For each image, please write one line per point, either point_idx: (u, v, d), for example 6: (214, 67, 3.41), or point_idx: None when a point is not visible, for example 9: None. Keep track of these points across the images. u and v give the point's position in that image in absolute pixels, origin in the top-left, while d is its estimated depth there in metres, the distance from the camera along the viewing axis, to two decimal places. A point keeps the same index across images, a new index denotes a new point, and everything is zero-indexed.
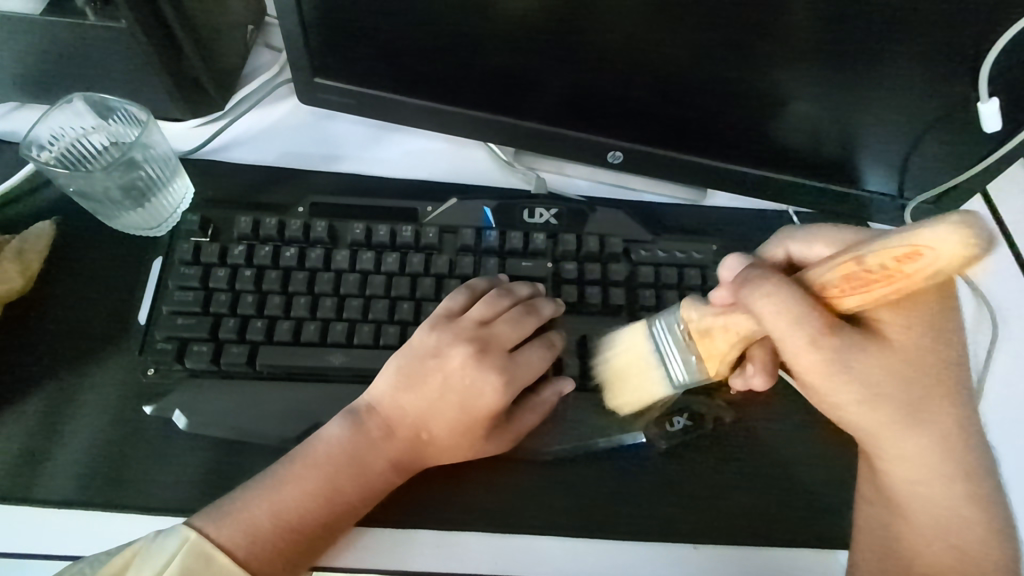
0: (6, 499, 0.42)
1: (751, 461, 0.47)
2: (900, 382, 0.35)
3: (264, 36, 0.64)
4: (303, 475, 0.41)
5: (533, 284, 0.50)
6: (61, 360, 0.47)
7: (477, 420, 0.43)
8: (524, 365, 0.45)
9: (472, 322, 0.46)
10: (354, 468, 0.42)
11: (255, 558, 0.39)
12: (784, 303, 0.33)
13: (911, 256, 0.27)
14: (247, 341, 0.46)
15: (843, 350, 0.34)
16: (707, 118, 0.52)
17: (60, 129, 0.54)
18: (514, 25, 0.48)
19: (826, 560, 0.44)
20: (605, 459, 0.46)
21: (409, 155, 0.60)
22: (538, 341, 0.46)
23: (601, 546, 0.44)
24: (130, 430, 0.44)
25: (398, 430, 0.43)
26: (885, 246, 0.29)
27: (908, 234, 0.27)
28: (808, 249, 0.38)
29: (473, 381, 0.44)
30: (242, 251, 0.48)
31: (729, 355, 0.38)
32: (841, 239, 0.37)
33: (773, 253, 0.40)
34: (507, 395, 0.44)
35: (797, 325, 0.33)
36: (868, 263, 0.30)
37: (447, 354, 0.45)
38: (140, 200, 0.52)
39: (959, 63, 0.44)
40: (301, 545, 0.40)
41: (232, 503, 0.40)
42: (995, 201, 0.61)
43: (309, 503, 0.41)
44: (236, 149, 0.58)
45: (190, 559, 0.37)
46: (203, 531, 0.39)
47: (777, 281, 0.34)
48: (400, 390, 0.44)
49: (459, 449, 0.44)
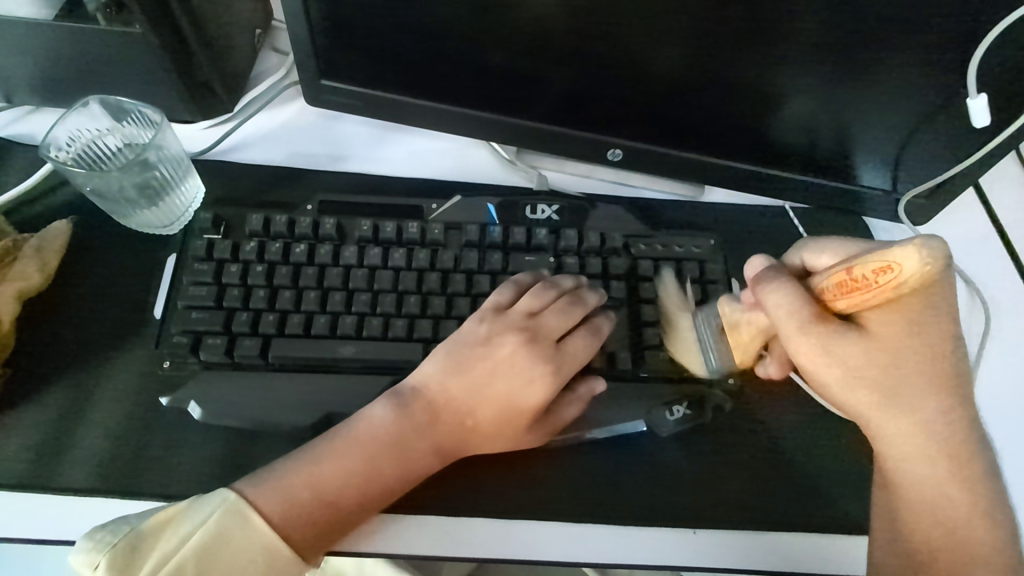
0: (30, 487, 0.43)
1: (749, 447, 0.48)
2: (886, 372, 0.38)
3: (271, 40, 0.66)
4: (346, 452, 0.43)
5: (577, 277, 0.52)
6: (79, 354, 0.48)
7: (522, 404, 0.46)
8: (571, 354, 0.48)
9: (520, 313, 0.49)
10: (396, 449, 0.44)
11: (290, 526, 0.40)
12: (788, 297, 0.39)
13: (883, 269, 0.34)
14: (259, 334, 0.47)
15: (835, 339, 0.38)
16: (704, 115, 0.53)
17: (77, 131, 0.56)
18: (514, 27, 0.49)
19: (823, 544, 0.45)
20: (607, 447, 0.48)
21: (414, 154, 0.61)
22: (584, 328, 0.49)
23: (604, 531, 0.45)
24: (146, 421, 0.46)
25: (443, 414, 0.45)
26: (866, 260, 0.35)
27: (887, 253, 0.34)
28: (817, 257, 0.41)
29: (523, 367, 0.47)
30: (254, 248, 0.50)
31: (749, 347, 0.46)
32: (847, 249, 0.40)
33: (790, 260, 0.43)
34: (556, 383, 0.47)
35: (791, 316, 0.39)
36: (854, 272, 0.36)
37: (498, 342, 0.48)
38: (154, 199, 0.53)
39: (948, 59, 0.46)
40: (334, 517, 0.41)
41: (272, 473, 0.42)
42: (988, 194, 0.62)
43: (348, 479, 0.42)
44: (245, 150, 0.60)
45: (228, 519, 0.39)
46: (242, 494, 0.40)
47: (787, 280, 0.40)
48: (448, 375, 0.46)
49: (501, 436, 0.46)
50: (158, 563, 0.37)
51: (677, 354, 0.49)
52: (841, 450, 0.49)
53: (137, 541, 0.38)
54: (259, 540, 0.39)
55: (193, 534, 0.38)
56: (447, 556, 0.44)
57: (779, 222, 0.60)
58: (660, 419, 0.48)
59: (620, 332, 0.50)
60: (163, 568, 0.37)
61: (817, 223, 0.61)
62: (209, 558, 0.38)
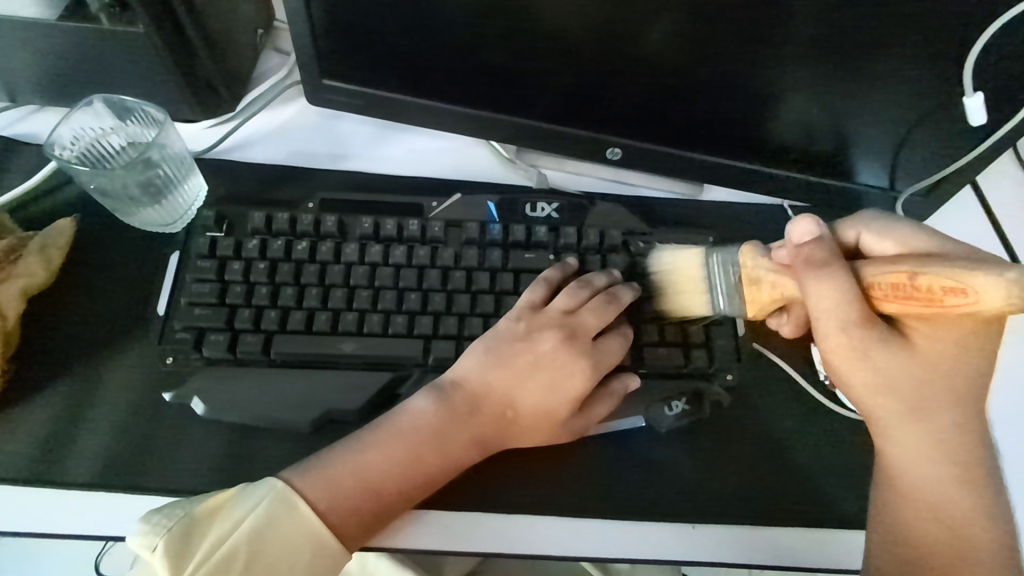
0: (35, 481, 0.44)
1: (747, 443, 0.49)
2: (904, 382, 0.39)
3: (273, 40, 0.66)
4: (388, 442, 0.44)
5: (609, 273, 0.52)
6: (83, 350, 0.49)
7: (562, 401, 0.46)
8: (606, 352, 0.48)
9: (557, 311, 0.50)
10: (436, 441, 0.44)
11: (333, 514, 0.41)
12: (836, 287, 0.38)
13: (955, 290, 0.34)
14: (261, 330, 0.48)
15: (873, 343, 0.38)
16: (702, 114, 0.54)
17: (81, 129, 0.56)
18: (514, 27, 0.50)
19: (821, 540, 0.46)
20: (606, 443, 0.48)
21: (414, 153, 0.62)
22: (614, 333, 0.49)
23: (604, 526, 0.45)
24: (150, 416, 0.46)
25: (484, 407, 0.46)
26: (940, 273, 0.35)
27: (969, 278, 0.34)
28: (878, 241, 0.41)
29: (563, 363, 0.48)
30: (256, 245, 0.50)
31: (766, 306, 0.45)
32: (912, 241, 0.40)
33: (845, 234, 0.43)
34: (593, 378, 0.47)
35: (837, 310, 0.38)
36: (919, 279, 0.36)
37: (537, 338, 0.48)
38: (157, 197, 0.54)
39: (943, 58, 0.46)
40: (376, 508, 0.42)
41: (318, 460, 0.43)
42: (986, 193, 0.62)
43: (390, 468, 0.43)
44: (247, 149, 0.60)
45: (277, 505, 0.40)
46: (289, 482, 0.42)
47: (837, 265, 0.38)
48: (488, 368, 0.47)
49: (538, 428, 0.46)
50: (212, 547, 0.38)
51: (675, 351, 0.50)
52: (839, 446, 0.49)
53: (189, 526, 0.39)
54: (306, 529, 0.40)
55: (246, 519, 0.39)
56: (448, 550, 0.44)
57: (777, 220, 0.61)
58: (659, 415, 0.48)
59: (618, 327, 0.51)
60: (218, 550, 0.38)
61: (816, 221, 0.61)
62: (263, 540, 0.39)
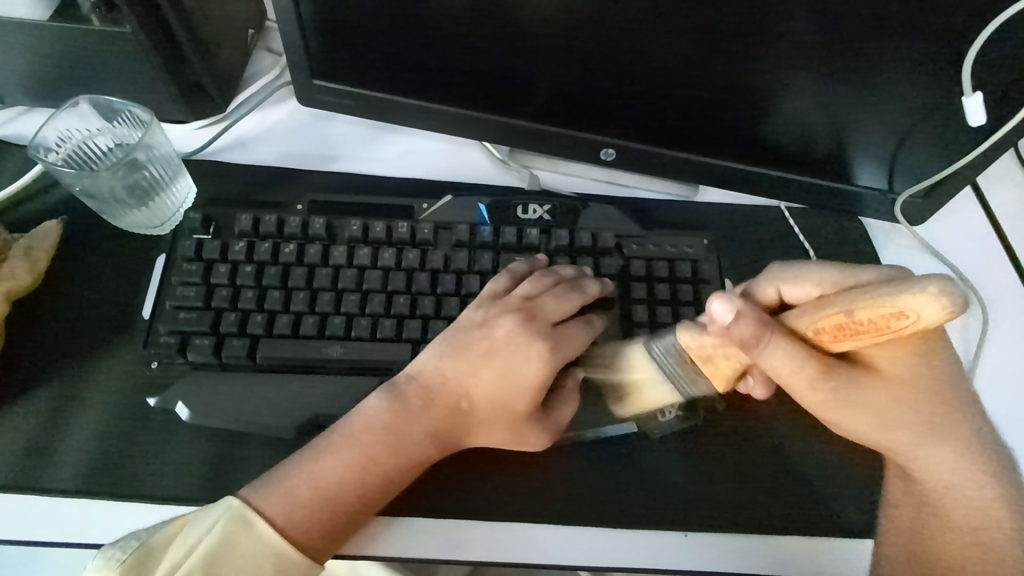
0: (15, 489, 0.43)
1: (742, 450, 0.48)
2: (890, 413, 0.38)
3: (264, 40, 0.66)
4: (342, 447, 0.43)
5: (578, 268, 0.51)
6: (68, 355, 0.48)
7: (519, 390, 0.45)
8: (566, 339, 0.47)
9: (518, 297, 0.48)
10: (391, 438, 0.43)
11: (292, 529, 0.40)
12: (786, 361, 0.36)
13: (898, 316, 0.31)
14: (247, 334, 0.47)
15: (841, 388, 0.37)
16: (697, 115, 0.53)
17: (67, 131, 0.56)
18: (507, 26, 0.49)
19: (818, 548, 0.45)
20: (599, 450, 0.47)
21: (405, 154, 0.61)
22: (578, 319, 0.48)
23: (596, 533, 0.45)
24: (135, 421, 0.46)
25: (439, 399, 0.45)
26: (868, 305, 0.32)
27: (896, 301, 0.31)
28: (797, 288, 0.39)
29: (519, 347, 0.46)
30: (242, 248, 0.50)
31: (729, 376, 0.42)
32: (824, 280, 0.38)
33: (765, 292, 0.40)
34: (552, 364, 0.46)
35: (795, 373, 0.37)
36: (856, 317, 0.33)
37: (494, 324, 0.47)
38: (144, 199, 0.53)
39: (944, 57, 0.45)
40: (335, 516, 0.41)
41: (274, 475, 0.42)
42: (987, 195, 0.62)
43: (345, 474, 0.42)
44: (237, 151, 0.60)
45: (230, 525, 0.39)
46: (246, 499, 0.40)
47: (769, 340, 0.36)
48: (442, 359, 0.46)
49: (496, 420, 0.45)
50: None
51: None
52: (839, 454, 0.48)
53: (145, 554, 0.38)
54: (263, 546, 0.39)
55: (200, 542, 0.38)
56: (437, 558, 0.44)
57: (774, 222, 0.60)
58: (652, 421, 0.48)
59: (610, 333, 0.50)
60: None
61: (813, 223, 0.60)
62: (218, 562, 0.38)
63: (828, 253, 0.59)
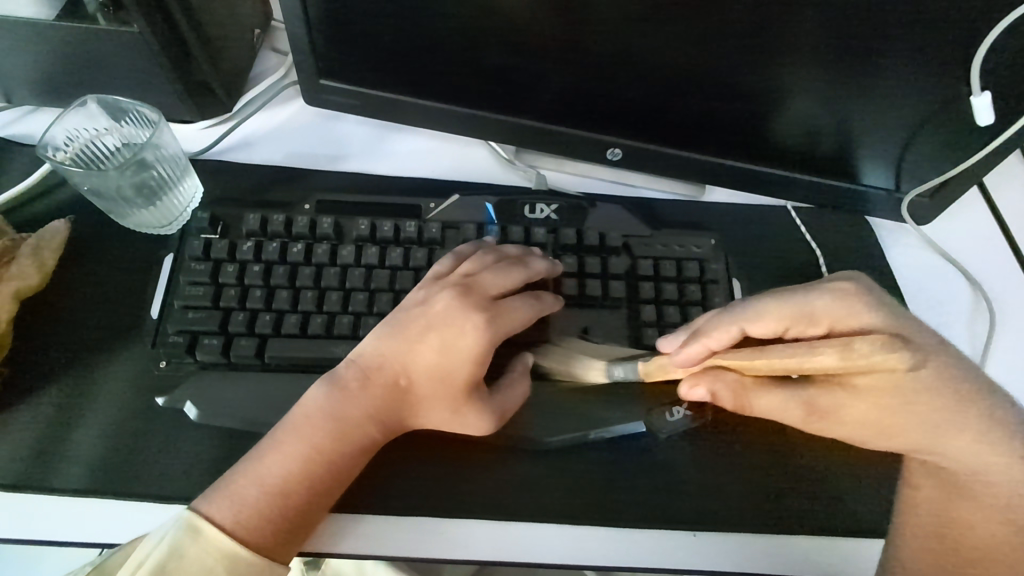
0: (24, 488, 0.43)
1: (750, 450, 0.48)
2: (881, 418, 0.40)
3: (270, 40, 0.66)
4: (283, 440, 0.42)
5: (525, 247, 0.51)
6: (76, 354, 0.48)
7: (457, 362, 0.44)
8: (504, 309, 0.46)
9: (459, 275, 0.48)
10: (332, 424, 0.43)
11: (244, 529, 0.40)
12: (767, 402, 0.42)
13: (822, 367, 0.37)
14: (255, 334, 0.47)
15: (834, 407, 0.41)
16: (704, 115, 0.53)
17: (74, 131, 0.56)
18: (514, 26, 0.49)
19: (827, 548, 0.45)
20: (607, 450, 0.47)
21: (411, 153, 0.61)
22: (524, 294, 0.48)
23: (603, 532, 0.45)
24: (142, 421, 0.46)
25: (377, 379, 0.44)
26: (792, 359, 0.38)
27: (802, 363, 0.37)
28: (755, 327, 0.42)
29: (454, 317, 0.45)
30: (250, 248, 0.50)
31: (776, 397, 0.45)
32: (783, 314, 0.41)
33: (713, 326, 0.43)
34: (487, 333, 0.44)
35: (783, 411, 0.42)
36: (825, 372, 0.38)
37: (432, 300, 0.46)
38: (151, 198, 0.53)
39: (952, 58, 0.45)
40: (287, 512, 0.41)
41: (223, 483, 0.41)
42: (993, 195, 0.62)
43: (287, 466, 0.41)
44: (244, 150, 0.60)
45: (179, 536, 0.39)
46: (197, 509, 0.40)
47: (747, 390, 0.42)
48: (382, 339, 0.46)
49: (437, 394, 0.44)
50: None
51: None
52: (848, 453, 0.48)
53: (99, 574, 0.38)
54: (213, 550, 0.39)
55: (149, 557, 0.38)
56: (443, 558, 0.44)
57: (781, 221, 0.60)
58: (661, 421, 0.48)
59: (618, 333, 0.50)
60: None
61: (820, 223, 0.60)
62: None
63: (835, 253, 0.59)
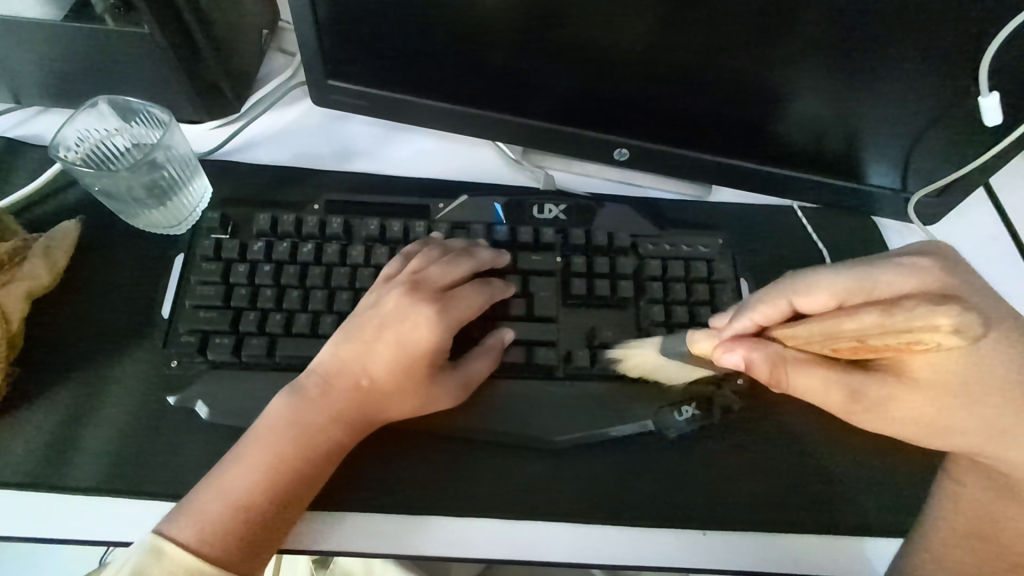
0: (37, 486, 0.43)
1: (760, 449, 0.48)
2: (924, 415, 0.40)
3: (278, 41, 0.66)
4: (247, 452, 0.42)
5: (471, 239, 0.52)
6: (87, 353, 0.48)
7: (412, 356, 0.45)
8: (454, 300, 0.47)
9: (407, 273, 0.48)
10: (294, 430, 0.43)
11: (209, 545, 0.39)
12: (810, 384, 0.39)
13: (911, 344, 0.33)
14: (266, 333, 0.47)
15: (872, 402, 0.40)
16: (712, 115, 0.53)
17: (85, 131, 0.56)
18: (523, 27, 0.49)
19: (834, 546, 0.45)
20: (616, 449, 0.47)
21: (418, 154, 0.61)
22: (472, 282, 0.48)
23: (613, 531, 0.45)
24: (153, 419, 0.46)
25: (336, 383, 0.45)
26: (877, 330, 0.34)
27: (891, 329, 0.33)
28: (808, 298, 0.39)
29: (406, 315, 0.46)
30: (261, 247, 0.50)
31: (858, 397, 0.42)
32: (839, 287, 0.38)
33: (777, 304, 0.40)
34: (438, 324, 0.45)
35: (830, 391, 0.39)
36: (870, 342, 0.34)
37: (382, 300, 0.47)
38: (162, 199, 0.54)
39: (960, 58, 0.45)
40: (252, 525, 0.40)
41: (188, 502, 0.41)
42: (999, 196, 0.62)
43: (251, 478, 0.41)
44: (252, 150, 0.60)
45: (144, 558, 0.38)
46: (164, 529, 0.40)
47: (801, 366, 0.38)
48: (339, 342, 0.46)
49: (401, 388, 0.45)
50: None
51: None
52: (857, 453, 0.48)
53: None
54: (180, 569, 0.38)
55: None
56: (452, 556, 0.44)
57: (788, 222, 0.60)
58: (669, 419, 0.47)
59: (627, 332, 0.50)
60: None
61: (827, 224, 0.60)
62: None
63: (841, 253, 0.59)
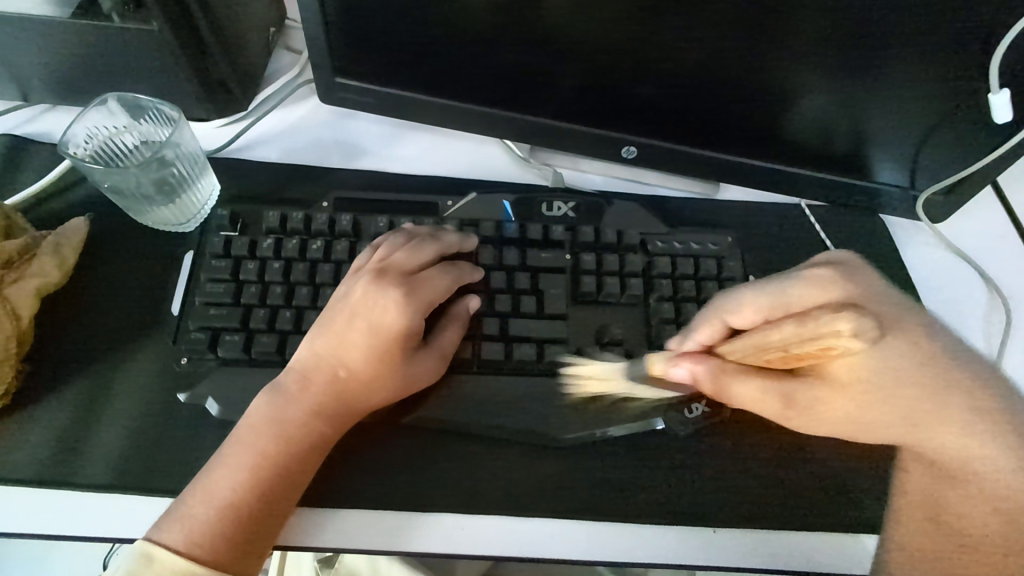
0: (47, 483, 0.43)
1: (770, 447, 0.48)
2: (862, 417, 0.41)
3: (285, 39, 0.66)
4: (233, 452, 0.42)
5: (438, 226, 0.52)
6: (96, 351, 0.48)
7: (384, 342, 0.45)
8: (422, 285, 0.47)
9: (374, 262, 0.48)
10: (276, 427, 0.43)
11: (199, 547, 0.39)
12: (751, 394, 0.41)
13: (826, 349, 0.37)
14: (276, 330, 0.47)
15: (803, 404, 0.41)
16: (720, 113, 0.53)
17: (94, 128, 0.56)
18: (532, 24, 0.49)
19: (844, 544, 0.45)
20: (626, 447, 0.47)
21: (425, 152, 0.61)
22: (439, 267, 0.48)
23: (622, 529, 0.45)
24: (163, 417, 0.46)
25: (314, 377, 0.45)
26: (797, 340, 0.37)
27: (819, 340, 0.36)
28: (745, 312, 0.41)
29: (375, 301, 0.46)
30: (270, 245, 0.50)
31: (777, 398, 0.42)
32: (764, 302, 0.40)
33: (711, 324, 0.43)
34: (407, 308, 0.45)
35: (764, 398, 0.41)
36: (793, 351, 0.38)
37: (351, 290, 0.47)
38: (171, 195, 0.53)
39: (970, 56, 0.45)
40: (241, 525, 0.40)
41: (176, 507, 0.41)
42: (1006, 195, 0.62)
43: (239, 478, 0.41)
44: (260, 148, 0.60)
45: (134, 563, 0.38)
46: (152, 535, 0.40)
47: (746, 379, 0.41)
48: (314, 336, 0.46)
49: (378, 376, 0.45)
50: None
51: None
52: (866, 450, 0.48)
53: None
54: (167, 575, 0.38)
55: None
56: (462, 554, 0.44)
57: (796, 220, 0.60)
58: (676, 417, 0.48)
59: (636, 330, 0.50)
60: None
61: (835, 222, 0.60)
62: None
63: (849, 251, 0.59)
